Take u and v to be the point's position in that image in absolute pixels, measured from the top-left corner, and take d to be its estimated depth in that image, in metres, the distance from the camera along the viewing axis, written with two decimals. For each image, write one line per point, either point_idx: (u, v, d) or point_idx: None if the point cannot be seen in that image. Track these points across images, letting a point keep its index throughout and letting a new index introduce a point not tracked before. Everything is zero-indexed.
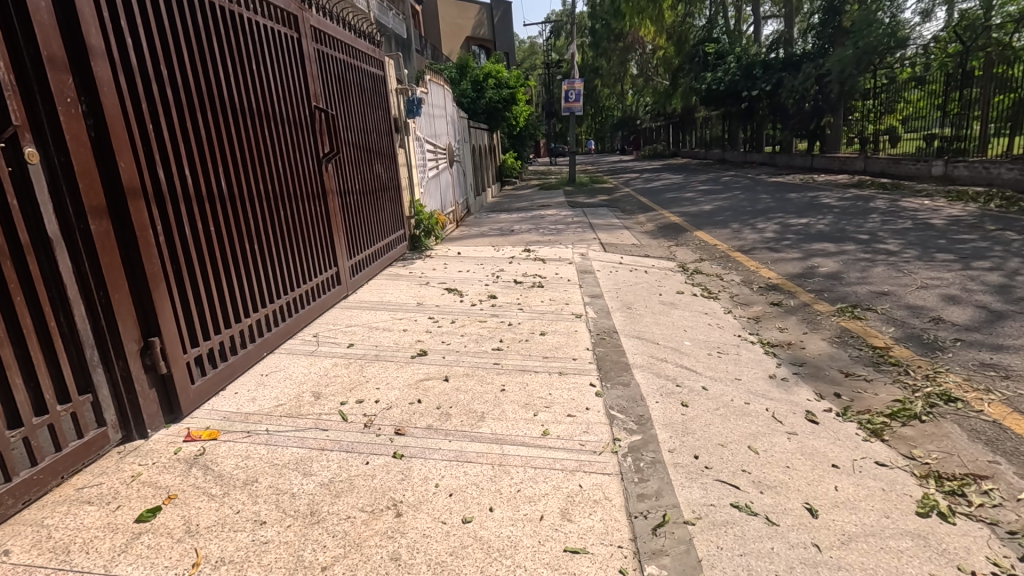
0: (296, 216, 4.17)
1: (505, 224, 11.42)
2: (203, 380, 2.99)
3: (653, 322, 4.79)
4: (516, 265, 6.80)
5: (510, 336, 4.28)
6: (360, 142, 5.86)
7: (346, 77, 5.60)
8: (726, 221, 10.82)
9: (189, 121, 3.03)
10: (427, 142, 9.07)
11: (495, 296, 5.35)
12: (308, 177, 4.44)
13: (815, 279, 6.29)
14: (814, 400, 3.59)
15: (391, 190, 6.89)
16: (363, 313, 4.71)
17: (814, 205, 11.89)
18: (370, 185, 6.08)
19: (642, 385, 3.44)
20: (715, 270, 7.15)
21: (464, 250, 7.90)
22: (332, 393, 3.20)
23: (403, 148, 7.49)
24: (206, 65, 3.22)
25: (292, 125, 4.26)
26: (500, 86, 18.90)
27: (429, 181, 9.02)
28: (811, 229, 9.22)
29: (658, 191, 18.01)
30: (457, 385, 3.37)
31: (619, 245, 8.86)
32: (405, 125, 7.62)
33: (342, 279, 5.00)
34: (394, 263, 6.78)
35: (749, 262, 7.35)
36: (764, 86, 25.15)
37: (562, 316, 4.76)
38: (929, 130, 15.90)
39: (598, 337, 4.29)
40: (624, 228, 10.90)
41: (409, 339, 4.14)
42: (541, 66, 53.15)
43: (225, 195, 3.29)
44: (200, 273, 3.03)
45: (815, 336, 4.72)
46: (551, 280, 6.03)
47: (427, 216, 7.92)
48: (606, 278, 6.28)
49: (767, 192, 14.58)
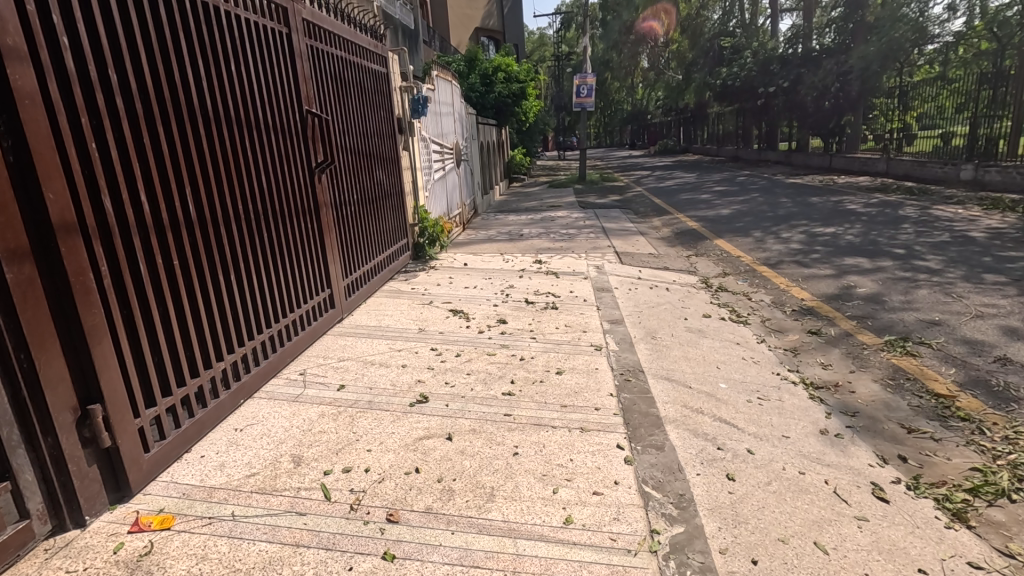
0: (284, 238, 3.70)
1: (514, 228, 10.89)
2: (162, 445, 2.52)
3: (682, 356, 4.28)
4: (527, 280, 6.29)
5: (522, 376, 3.77)
6: (360, 147, 5.38)
7: (345, 76, 5.10)
8: (747, 228, 10.26)
9: (147, 136, 2.55)
10: (433, 142, 8.57)
11: (505, 321, 4.85)
12: (297, 190, 3.94)
13: (855, 302, 5.76)
14: (877, 466, 3.07)
15: (393, 196, 6.39)
16: (359, 342, 4.22)
17: (839, 211, 11.30)
18: (370, 194, 5.59)
19: (679, 449, 2.94)
20: (742, 287, 6.62)
21: (471, 260, 7.40)
22: (315, 458, 2.71)
23: (407, 150, 6.99)
24: (170, 67, 2.73)
25: (280, 135, 3.78)
26: (510, 79, 18.31)
27: (434, 184, 8.52)
28: (841, 239, 8.66)
29: (672, 191, 17.44)
30: (462, 447, 2.88)
31: (636, 255, 8.33)
32: (410, 125, 7.11)
33: (336, 301, 4.51)
34: (395, 276, 6.29)
35: (778, 279, 6.81)
36: (781, 82, 24.39)
37: (580, 350, 4.25)
38: (955, 131, 15.23)
39: (622, 378, 3.78)
40: (639, 234, 10.36)
41: (408, 379, 3.65)
42: (550, 58, 52.51)
43: (194, 221, 2.82)
44: (158, 317, 2.55)
45: (864, 376, 4.20)
46: (566, 300, 5.51)
47: (432, 223, 7.40)
48: (626, 297, 5.76)
49: (787, 196, 13.99)
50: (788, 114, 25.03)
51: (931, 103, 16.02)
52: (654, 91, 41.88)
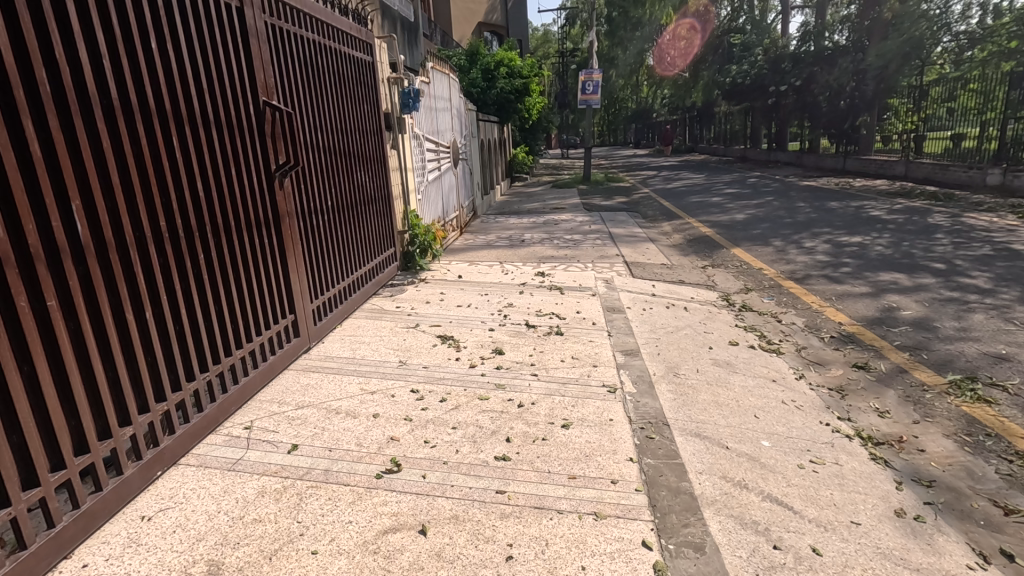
0: (228, 259, 3.02)
1: (515, 232, 10.18)
2: (17, 560, 1.83)
3: (712, 401, 3.57)
4: (528, 296, 5.59)
5: (520, 431, 3.06)
6: (336, 146, 4.70)
7: (318, 64, 4.41)
8: (765, 235, 9.56)
9: (5, 132, 1.86)
10: (428, 140, 7.88)
11: (501, 351, 4.15)
12: (246, 197, 3.24)
13: (902, 328, 5.05)
14: (977, 567, 2.37)
15: (378, 200, 5.68)
16: (325, 381, 3.52)
17: (862, 218, 10.58)
18: (348, 201, 4.93)
19: (722, 551, 2.25)
20: (768, 306, 5.91)
21: (467, 271, 6.68)
22: (237, 570, 2.01)
23: (396, 149, 6.30)
24: (50, 40, 2.04)
25: (225, 131, 3.08)
26: (513, 75, 17.57)
27: (428, 185, 7.84)
28: (871, 251, 7.96)
29: (681, 192, 16.75)
30: (438, 548, 2.18)
31: (647, 265, 7.62)
32: (400, 121, 6.40)
33: (300, 329, 3.82)
34: (379, 291, 5.58)
35: (808, 297, 6.11)
36: (793, 81, 23.61)
37: (590, 393, 3.55)
38: (980, 132, 14.49)
39: (643, 435, 3.07)
40: (650, 240, 9.65)
41: (379, 436, 2.95)
42: (555, 57, 51.95)
43: (86, 244, 2.13)
44: (19, 380, 1.87)
45: (933, 429, 3.49)
46: (573, 324, 4.81)
47: (424, 230, 6.68)
48: (640, 319, 5.06)
49: (804, 200, 13.27)
50: (799, 114, 24.27)
51: (952, 104, 15.28)
52: (659, 89, 41.11)
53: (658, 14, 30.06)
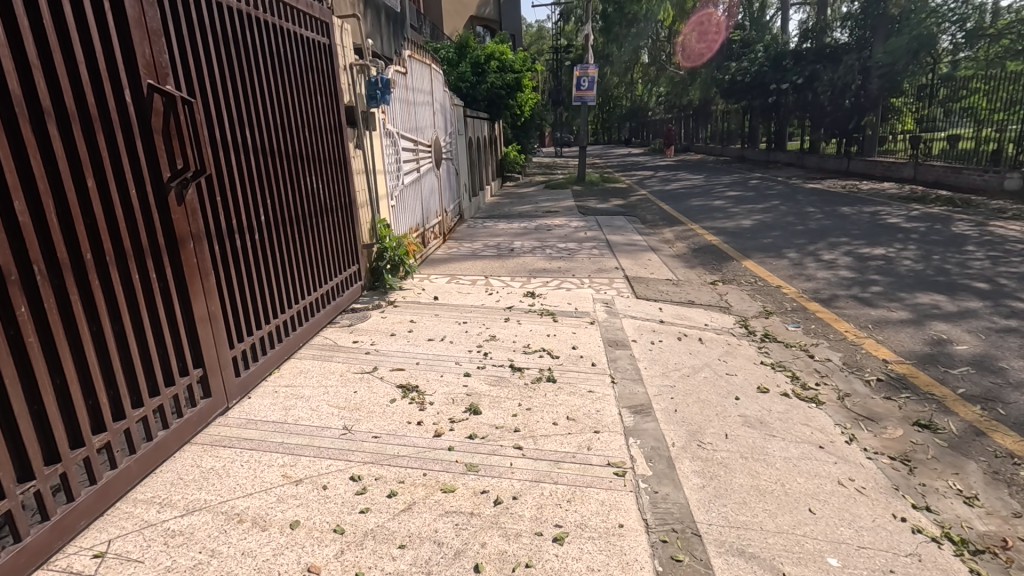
0: (79, 307, 2.15)
1: (503, 239, 9.30)
2: None
3: (751, 489, 2.72)
4: (515, 325, 4.72)
5: (494, 551, 2.19)
6: (279, 146, 3.78)
7: (251, 42, 3.49)
8: (777, 245, 8.75)
9: None
10: (405, 139, 6.97)
11: (478, 409, 3.28)
12: (120, 218, 2.36)
13: (961, 368, 4.23)
14: None
15: (337, 209, 4.78)
16: (236, 464, 2.62)
17: (880, 225, 9.79)
18: (297, 214, 4.02)
19: None
20: (796, 337, 5.07)
21: (445, 290, 5.78)
22: None
23: (362, 149, 5.38)
24: None
25: (79, 127, 2.19)
26: (504, 69, 16.66)
27: (405, 190, 6.92)
28: (898, 265, 7.17)
29: (681, 194, 15.94)
30: None
31: (651, 281, 6.77)
32: (367, 116, 5.49)
33: (214, 388, 2.93)
34: (337, 319, 4.68)
35: (840, 324, 5.28)
36: (795, 79, 22.77)
37: (591, 479, 2.67)
38: (998, 134, 13.68)
39: (666, 557, 2.21)
40: (651, 249, 8.81)
41: (291, 565, 2.06)
42: (548, 54, 51.07)
43: None
44: None
45: None
46: (569, 365, 3.95)
47: (395, 242, 5.77)
48: (649, 358, 4.20)
49: (812, 204, 12.49)
50: (799, 114, 23.52)
51: (965, 103, 14.53)
52: (655, 87, 40.31)
53: (653, 9, 29.14)
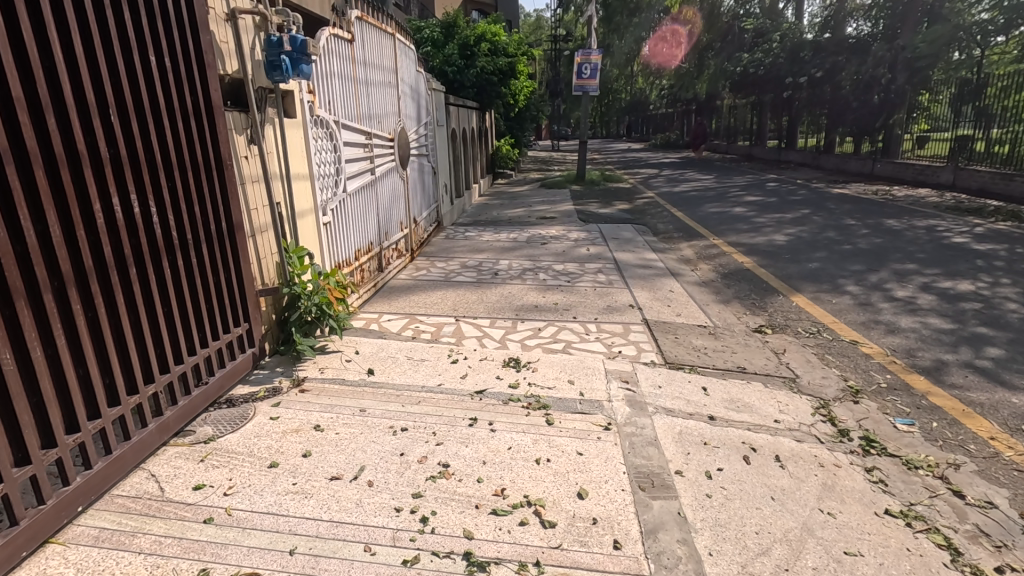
0: None
1: (485, 257, 7.48)
2: None
3: None
4: (482, 437, 2.91)
5: None
6: (21, 142, 1.96)
7: None
8: (828, 270, 7.01)
9: None
10: (350, 131, 5.12)
11: None
12: None
13: None
14: None
15: (203, 239, 2.95)
16: None
17: (946, 246, 8.05)
18: (80, 267, 2.20)
19: None
20: (918, 448, 3.30)
21: (391, 354, 3.96)
22: None
23: (257, 148, 3.50)
24: None
25: None
26: (496, 51, 14.76)
27: (348, 199, 5.09)
28: (1002, 308, 5.44)
29: (693, 198, 14.17)
30: None
31: (681, 330, 4.98)
32: (270, 93, 3.63)
33: None
34: (192, 425, 2.84)
35: (977, 423, 3.52)
36: (813, 72, 20.92)
37: None
38: None
39: None
40: (669, 273, 7.05)
41: None
42: (546, 43, 48.95)
43: None
44: None
45: None
46: (571, 556, 2.15)
47: (317, 283, 3.92)
48: (708, 522, 2.42)
49: (849, 214, 10.77)
50: (815, 110, 21.77)
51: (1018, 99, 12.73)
52: (657, 81, 38.41)
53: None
